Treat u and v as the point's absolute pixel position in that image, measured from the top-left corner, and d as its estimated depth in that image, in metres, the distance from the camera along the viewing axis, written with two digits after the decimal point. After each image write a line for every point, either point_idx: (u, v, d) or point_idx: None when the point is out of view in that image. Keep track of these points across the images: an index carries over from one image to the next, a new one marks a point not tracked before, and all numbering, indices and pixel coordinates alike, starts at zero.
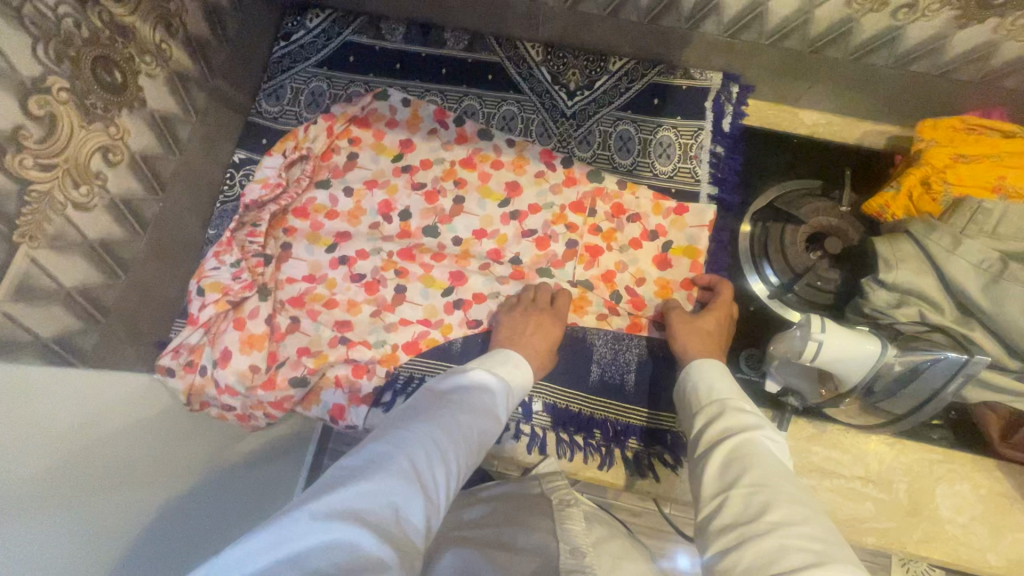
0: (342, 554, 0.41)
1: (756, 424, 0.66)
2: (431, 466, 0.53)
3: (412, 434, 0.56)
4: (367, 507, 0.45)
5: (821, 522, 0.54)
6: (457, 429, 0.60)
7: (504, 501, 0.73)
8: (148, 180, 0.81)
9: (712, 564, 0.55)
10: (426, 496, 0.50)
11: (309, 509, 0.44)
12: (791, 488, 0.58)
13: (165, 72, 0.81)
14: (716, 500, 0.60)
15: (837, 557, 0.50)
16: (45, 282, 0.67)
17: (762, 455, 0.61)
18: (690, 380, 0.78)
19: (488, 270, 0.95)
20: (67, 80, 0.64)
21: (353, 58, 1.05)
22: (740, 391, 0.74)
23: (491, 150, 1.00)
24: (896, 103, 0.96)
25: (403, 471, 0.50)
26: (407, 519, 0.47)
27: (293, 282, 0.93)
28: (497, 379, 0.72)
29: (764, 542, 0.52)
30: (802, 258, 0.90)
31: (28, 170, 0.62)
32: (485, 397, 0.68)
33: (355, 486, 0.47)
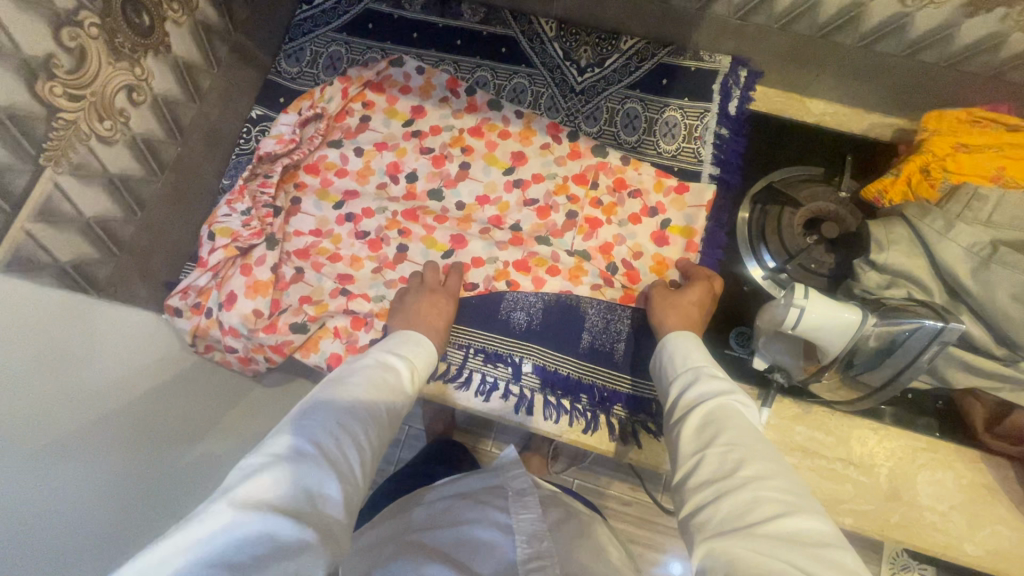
0: (265, 542, 0.43)
1: (728, 388, 0.66)
2: (340, 449, 0.55)
3: (316, 422, 0.57)
4: (280, 495, 0.47)
5: (796, 479, 0.54)
6: (362, 408, 0.62)
7: (459, 491, 0.75)
8: (168, 124, 0.85)
9: (688, 519, 0.55)
10: (339, 478, 0.52)
11: (219, 506, 0.44)
12: (764, 446, 0.57)
13: (189, 21, 0.85)
14: (692, 458, 0.60)
15: (810, 509, 0.50)
16: (66, 207, 0.71)
17: (737, 416, 0.62)
18: (668, 352, 0.78)
19: (489, 234, 0.97)
20: (98, 17, 0.68)
21: (371, 25, 1.08)
22: (713, 359, 0.74)
23: (499, 121, 1.02)
24: (904, 93, 0.96)
25: (311, 460, 0.51)
26: (323, 502, 0.50)
27: (300, 235, 0.97)
28: (401, 358, 0.74)
29: (740, 493, 0.52)
30: (798, 242, 0.91)
31: (57, 98, 0.65)
32: (388, 374, 0.70)
33: (262, 479, 0.47)
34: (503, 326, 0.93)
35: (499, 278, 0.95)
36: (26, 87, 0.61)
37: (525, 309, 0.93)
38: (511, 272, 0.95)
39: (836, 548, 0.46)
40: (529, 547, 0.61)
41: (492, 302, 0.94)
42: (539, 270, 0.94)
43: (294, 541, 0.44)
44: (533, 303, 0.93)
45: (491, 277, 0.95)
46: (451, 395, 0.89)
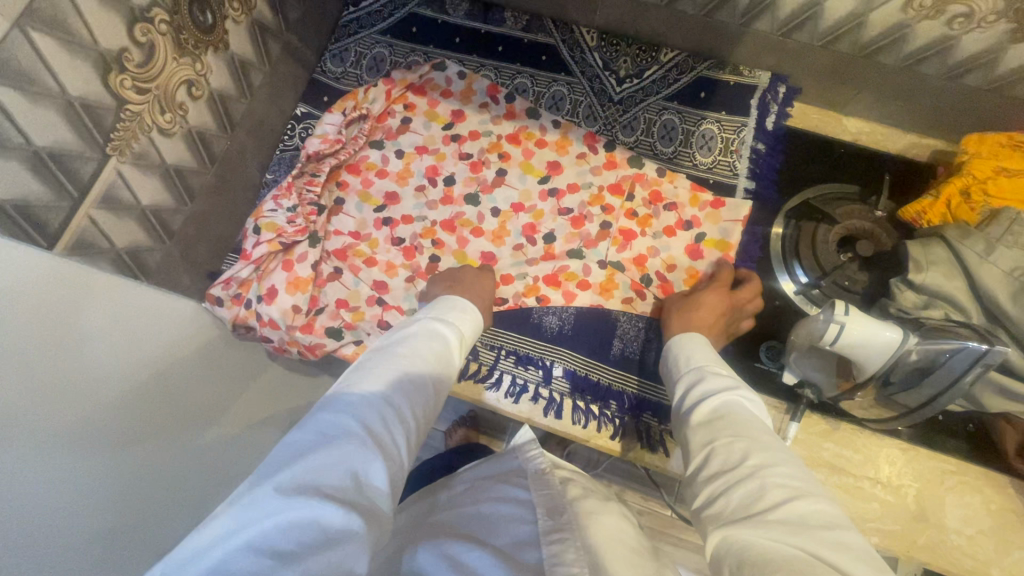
0: (313, 529, 0.44)
1: (732, 384, 0.68)
2: (385, 432, 0.55)
3: (363, 403, 0.57)
4: (328, 480, 0.48)
5: (802, 468, 0.55)
6: (407, 387, 0.62)
7: (477, 479, 0.74)
8: (221, 118, 0.88)
9: (699, 511, 0.55)
10: (384, 461, 0.53)
11: (272, 490, 0.46)
12: (770, 439, 0.58)
13: (247, 20, 0.87)
14: (699, 452, 0.60)
15: (818, 494, 0.51)
16: (127, 195, 0.74)
17: (742, 409, 0.63)
18: (674, 352, 0.79)
19: (521, 251, 0.99)
20: (167, 13, 0.70)
21: (416, 29, 1.10)
22: (718, 359, 0.76)
23: (537, 129, 1.04)
24: (943, 115, 0.96)
25: (358, 442, 0.52)
26: (369, 486, 0.50)
27: (339, 235, 0.99)
28: (445, 334, 0.73)
29: (748, 483, 0.52)
30: (832, 259, 0.91)
31: (126, 90, 0.68)
32: (432, 351, 0.69)
33: (310, 464, 0.48)
34: (535, 330, 0.94)
35: (528, 294, 0.96)
36: (99, 78, 0.64)
37: (557, 314, 0.95)
38: (541, 287, 0.96)
39: (846, 529, 0.46)
40: (550, 519, 0.58)
41: (524, 310, 0.96)
42: (569, 285, 0.96)
43: (338, 529, 0.45)
44: (566, 311, 0.95)
45: (520, 293, 0.96)
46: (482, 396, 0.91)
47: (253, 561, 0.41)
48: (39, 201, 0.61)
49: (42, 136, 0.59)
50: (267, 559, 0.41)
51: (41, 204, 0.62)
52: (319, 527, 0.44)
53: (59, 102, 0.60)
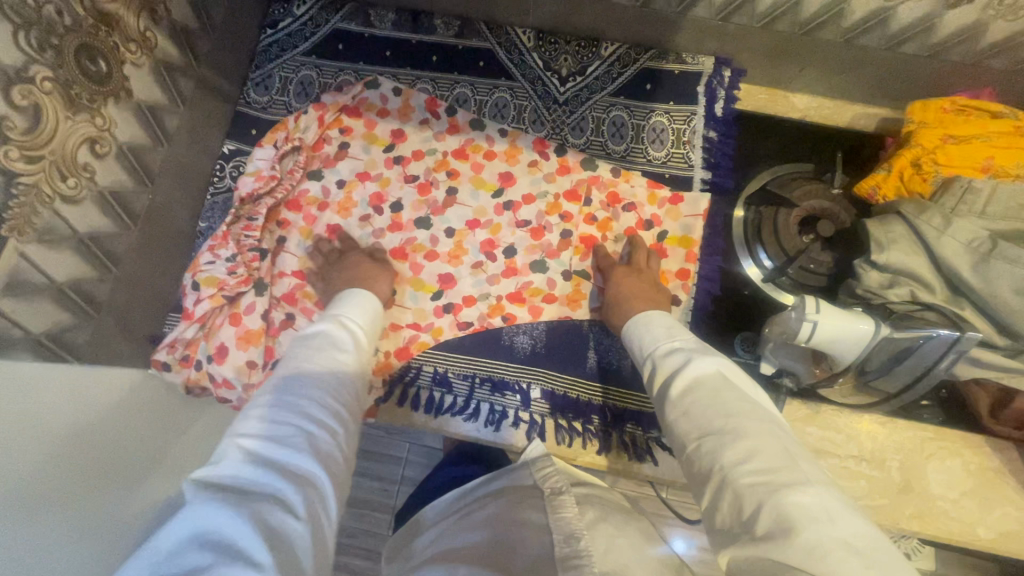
0: (228, 513, 0.44)
1: (682, 360, 0.68)
2: (285, 417, 0.56)
3: (252, 412, 0.57)
4: (231, 481, 0.48)
5: (773, 448, 0.54)
6: (300, 381, 0.62)
7: (493, 496, 0.72)
8: (137, 173, 0.80)
9: (708, 520, 0.55)
10: (293, 442, 0.53)
11: (170, 519, 0.44)
12: (740, 421, 0.57)
13: (150, 61, 0.77)
14: (682, 455, 0.61)
15: (790, 483, 0.50)
16: (35, 276, 0.66)
17: (699, 394, 0.62)
18: (632, 333, 0.79)
19: (481, 269, 0.95)
20: (50, 69, 0.62)
21: (342, 45, 1.03)
22: (667, 330, 0.75)
23: (483, 141, 1.00)
24: (885, 84, 0.96)
25: (255, 439, 0.52)
26: (284, 465, 0.51)
27: (284, 277, 0.92)
28: (337, 325, 0.73)
29: (725, 494, 0.53)
30: (794, 242, 0.90)
31: (14, 162, 0.60)
32: (320, 344, 0.69)
33: (209, 478, 0.48)
34: (507, 353, 0.90)
35: (493, 314, 0.92)
36: None
37: (528, 333, 0.91)
38: (505, 306, 0.92)
39: (822, 524, 0.46)
40: (567, 546, 0.57)
41: (494, 332, 0.91)
42: (535, 300, 0.93)
43: (258, 505, 0.46)
44: (536, 327, 0.91)
45: (485, 314, 0.92)
46: (460, 429, 0.88)
47: (178, 565, 0.40)
48: None
49: None
50: (189, 558, 0.41)
51: None
52: (241, 509, 0.45)
53: None
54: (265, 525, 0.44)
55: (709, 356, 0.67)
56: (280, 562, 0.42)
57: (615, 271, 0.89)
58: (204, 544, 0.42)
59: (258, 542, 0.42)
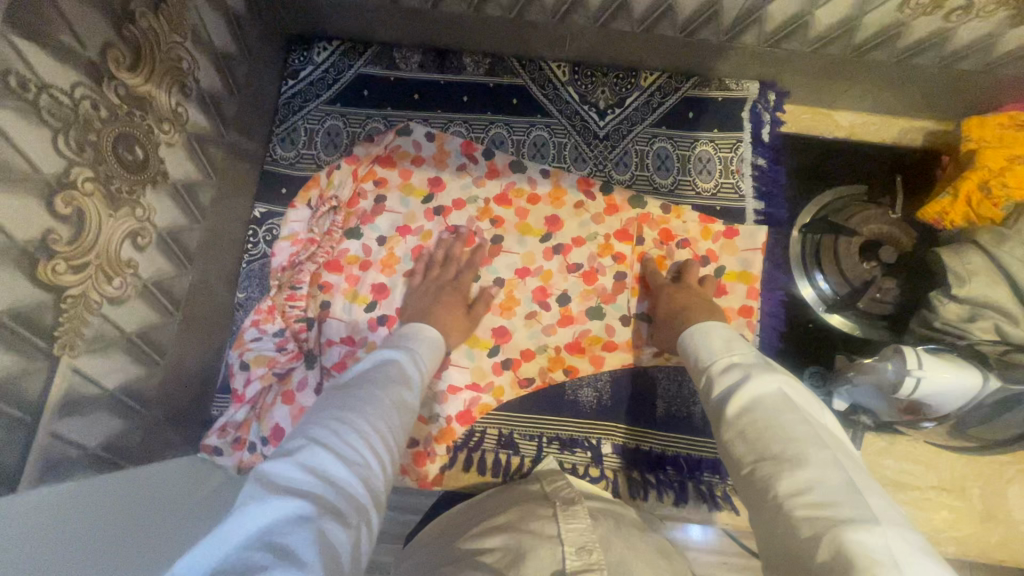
0: (293, 524, 0.44)
1: (742, 376, 0.64)
2: (342, 433, 0.55)
3: (328, 422, 0.57)
4: (292, 484, 0.48)
5: (837, 478, 0.49)
6: (371, 401, 0.61)
7: (505, 510, 0.70)
8: (176, 256, 0.75)
9: (764, 547, 0.52)
10: (353, 463, 0.53)
11: (241, 508, 0.45)
12: (798, 443, 0.53)
13: (183, 137, 0.72)
14: (738, 479, 0.58)
15: (854, 518, 0.45)
16: (87, 388, 0.61)
17: (757, 414, 0.58)
18: (689, 345, 0.76)
19: (535, 319, 0.91)
20: (91, 169, 0.57)
21: (367, 91, 0.98)
22: (725, 343, 0.71)
23: (526, 184, 0.96)
24: (936, 100, 0.93)
25: (324, 449, 0.52)
26: (339, 483, 0.50)
27: (332, 345, 0.88)
28: (405, 355, 0.72)
29: (780, 525, 0.50)
30: (857, 271, 0.89)
31: (62, 276, 0.55)
32: (389, 371, 0.68)
33: (276, 476, 0.48)
34: (571, 408, 0.87)
35: (554, 368, 0.89)
36: (26, 277, 0.52)
37: (592, 385, 0.88)
38: (566, 358, 0.89)
39: (887, 568, 0.41)
40: (578, 559, 0.56)
41: (557, 388, 0.88)
42: (595, 349, 0.89)
43: (319, 516, 0.45)
44: (600, 378, 0.88)
45: (547, 368, 0.89)
46: None
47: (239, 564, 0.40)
48: None
49: None
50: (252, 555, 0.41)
51: None
52: (304, 517, 0.45)
53: None
54: (323, 541, 0.44)
55: (771, 374, 0.63)
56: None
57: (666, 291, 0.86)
58: (267, 545, 0.41)
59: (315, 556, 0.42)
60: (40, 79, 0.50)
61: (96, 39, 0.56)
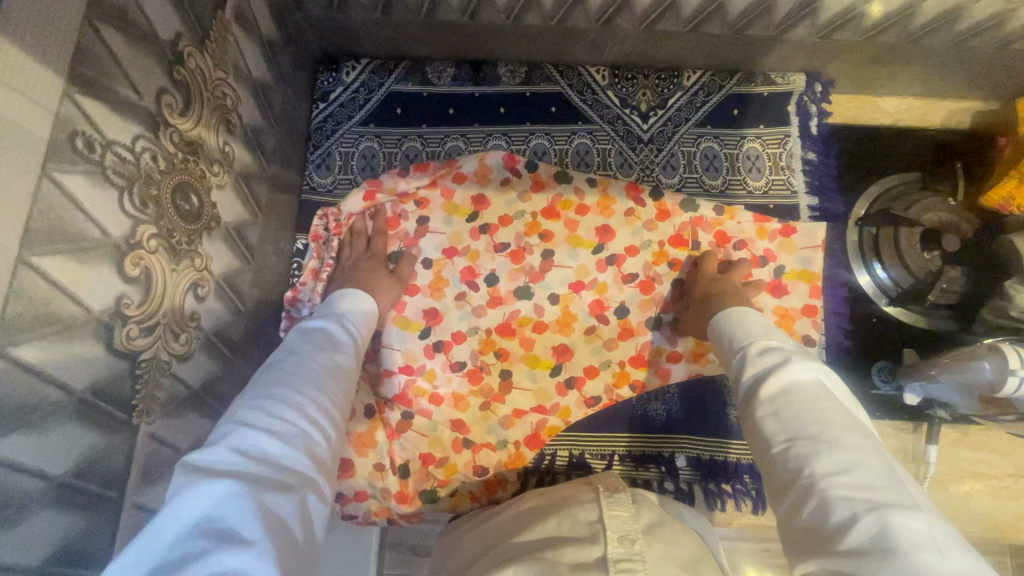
0: (230, 503, 0.41)
1: (780, 359, 0.61)
2: (275, 406, 0.52)
3: (260, 394, 0.53)
4: (229, 467, 0.44)
5: (876, 464, 0.48)
6: (298, 374, 0.57)
7: (536, 502, 0.70)
8: (231, 301, 0.72)
9: (784, 522, 0.50)
10: (291, 437, 0.50)
11: (169, 502, 0.41)
12: (840, 426, 0.52)
13: (231, 177, 0.69)
14: (763, 456, 0.56)
15: (898, 503, 0.44)
16: (164, 453, 0.59)
17: (796, 398, 0.56)
18: (722, 329, 0.73)
19: (595, 334, 0.88)
20: (154, 225, 0.54)
21: (401, 109, 0.95)
22: (763, 329, 0.69)
23: (573, 195, 0.92)
24: (990, 82, 0.90)
25: (257, 427, 0.49)
26: (279, 460, 0.47)
27: (391, 375, 0.86)
28: (337, 325, 0.69)
29: (811, 502, 0.48)
30: (918, 260, 0.86)
31: (136, 341, 0.52)
32: (324, 342, 0.65)
33: (203, 462, 0.44)
34: (641, 422, 0.86)
35: (620, 384, 0.87)
36: (104, 348, 0.49)
37: (661, 399, 0.87)
38: (631, 372, 0.87)
39: (930, 551, 0.41)
40: (621, 547, 0.56)
41: (624, 404, 0.87)
42: (660, 361, 0.87)
43: (260, 495, 0.43)
44: (667, 391, 0.87)
45: (612, 385, 0.87)
46: None
47: (181, 553, 0.38)
48: (74, 536, 0.47)
49: (59, 463, 0.45)
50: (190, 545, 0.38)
51: (79, 536, 0.48)
52: (243, 497, 0.42)
53: (69, 407, 0.46)
54: (267, 520, 0.42)
55: (811, 362, 0.60)
56: (276, 561, 0.40)
57: (711, 279, 0.84)
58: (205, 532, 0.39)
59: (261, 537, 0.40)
60: (104, 136, 0.47)
61: (152, 87, 0.53)
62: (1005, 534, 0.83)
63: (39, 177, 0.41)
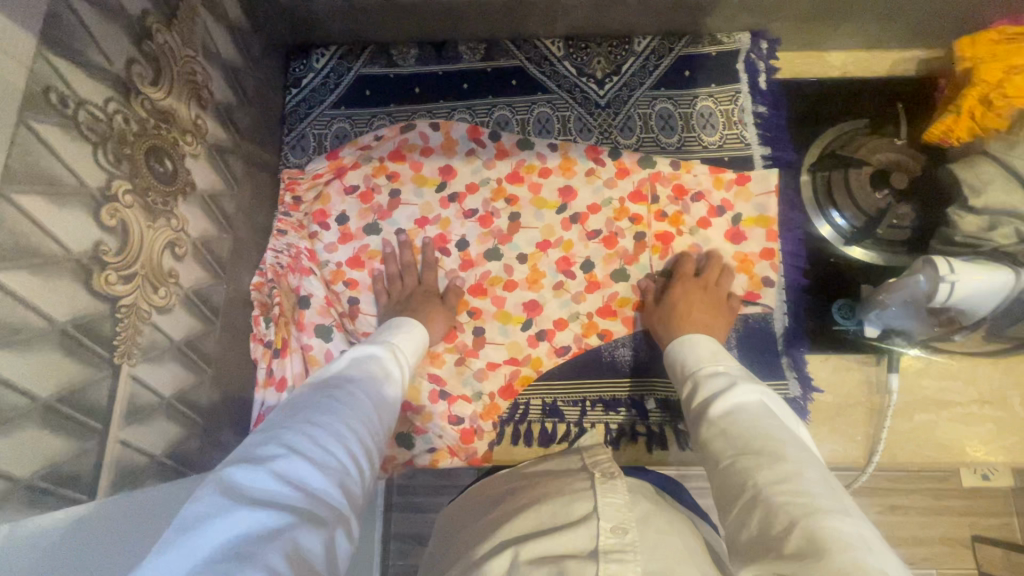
0: (264, 531, 0.42)
1: (729, 383, 0.65)
2: (318, 433, 0.53)
3: (305, 416, 0.55)
4: (267, 494, 0.46)
5: (815, 475, 0.50)
6: (345, 400, 0.60)
7: (501, 491, 0.70)
8: (211, 265, 0.76)
9: (734, 532, 0.50)
10: (330, 466, 0.51)
11: (206, 514, 0.43)
12: (782, 442, 0.54)
13: (204, 148, 0.74)
14: (715, 474, 0.57)
15: (830, 508, 0.46)
16: (147, 397, 0.63)
17: (742, 419, 0.59)
18: (677, 356, 0.76)
19: (563, 289, 0.92)
20: (128, 181, 0.59)
21: (370, 91, 1.01)
22: (712, 353, 0.72)
23: (536, 159, 0.97)
24: (926, 27, 0.94)
25: (298, 453, 0.50)
26: (313, 487, 0.48)
27: (369, 336, 0.91)
28: (385, 355, 0.71)
29: (756, 512, 0.49)
30: (869, 199, 0.90)
31: (115, 286, 0.57)
32: (368, 368, 0.67)
33: (242, 481, 0.46)
34: (611, 369, 0.89)
35: (588, 333, 0.90)
36: (83, 287, 0.53)
37: (628, 345, 0.90)
38: (598, 322, 0.91)
39: (862, 551, 0.42)
40: (613, 537, 0.53)
41: (593, 352, 0.90)
42: (626, 311, 0.91)
43: (294, 530, 0.44)
44: (634, 338, 0.90)
45: (581, 335, 0.90)
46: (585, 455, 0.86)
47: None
48: (61, 458, 0.52)
49: (44, 385, 0.49)
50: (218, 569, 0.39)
51: (66, 458, 0.52)
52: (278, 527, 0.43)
53: (53, 336, 0.50)
54: (297, 553, 0.43)
55: (753, 385, 0.64)
56: None
57: (684, 284, 0.87)
58: (235, 557, 0.40)
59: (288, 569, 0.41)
60: (76, 95, 0.52)
61: (120, 55, 0.58)
62: (971, 459, 0.85)
63: (17, 124, 0.46)
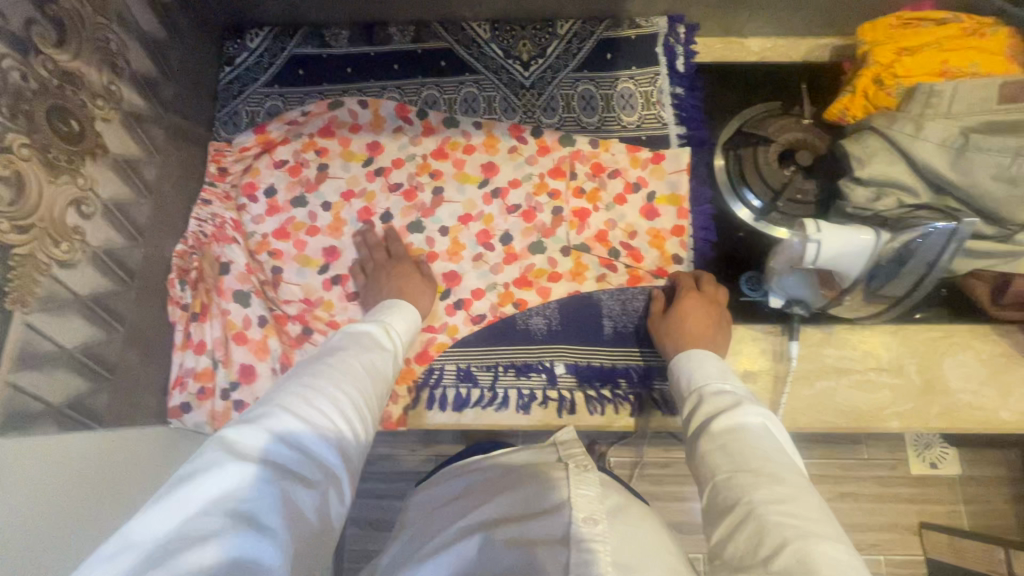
0: (256, 487, 0.45)
1: (734, 400, 0.63)
2: (315, 398, 0.56)
3: (304, 381, 0.58)
4: (264, 454, 0.48)
5: (810, 500, 0.51)
6: (341, 367, 0.62)
7: (466, 480, 0.68)
8: (126, 228, 0.79)
9: (720, 543, 0.51)
10: (326, 430, 0.54)
11: (200, 470, 0.45)
12: (782, 466, 0.54)
13: (119, 114, 0.77)
14: (705, 484, 0.57)
15: (824, 535, 0.47)
16: (46, 346, 0.65)
17: (741, 439, 0.57)
18: (681, 370, 0.74)
19: (482, 260, 0.95)
20: (26, 135, 0.62)
21: (302, 70, 1.04)
22: (719, 371, 0.70)
23: (460, 136, 1.00)
24: (834, 15, 0.98)
25: (297, 416, 0.53)
26: (312, 448, 0.51)
27: (290, 304, 0.94)
28: (381, 331, 0.73)
29: (749, 526, 0.49)
30: (776, 175, 0.93)
31: (7, 235, 0.59)
32: (362, 341, 0.69)
33: (236, 438, 0.48)
34: (525, 335, 0.92)
35: (504, 302, 0.93)
36: None
37: (542, 314, 0.93)
38: (514, 292, 0.94)
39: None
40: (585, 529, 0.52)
41: (508, 321, 0.93)
42: (541, 282, 0.94)
43: (290, 490, 0.47)
44: (547, 307, 0.93)
45: (497, 304, 0.93)
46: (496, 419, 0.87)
47: (196, 528, 0.41)
48: None
49: None
50: (209, 520, 0.42)
51: None
52: (272, 485, 0.46)
53: None
54: (288, 507, 0.46)
55: (757, 407, 0.61)
56: (288, 550, 0.44)
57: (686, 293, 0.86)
58: (226, 511, 0.43)
59: (277, 521, 0.44)
60: None
61: (19, 15, 0.61)
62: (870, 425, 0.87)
63: None
